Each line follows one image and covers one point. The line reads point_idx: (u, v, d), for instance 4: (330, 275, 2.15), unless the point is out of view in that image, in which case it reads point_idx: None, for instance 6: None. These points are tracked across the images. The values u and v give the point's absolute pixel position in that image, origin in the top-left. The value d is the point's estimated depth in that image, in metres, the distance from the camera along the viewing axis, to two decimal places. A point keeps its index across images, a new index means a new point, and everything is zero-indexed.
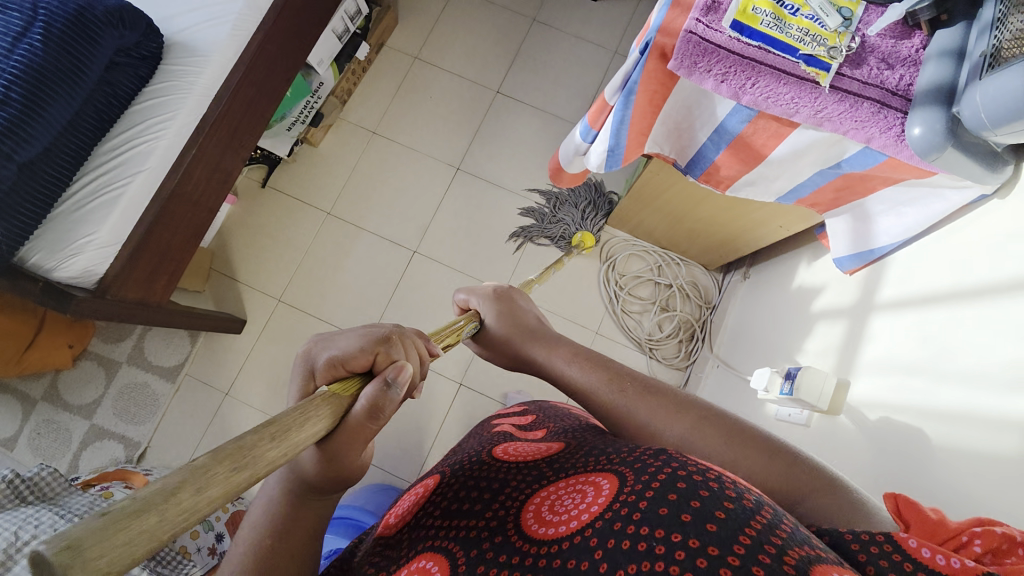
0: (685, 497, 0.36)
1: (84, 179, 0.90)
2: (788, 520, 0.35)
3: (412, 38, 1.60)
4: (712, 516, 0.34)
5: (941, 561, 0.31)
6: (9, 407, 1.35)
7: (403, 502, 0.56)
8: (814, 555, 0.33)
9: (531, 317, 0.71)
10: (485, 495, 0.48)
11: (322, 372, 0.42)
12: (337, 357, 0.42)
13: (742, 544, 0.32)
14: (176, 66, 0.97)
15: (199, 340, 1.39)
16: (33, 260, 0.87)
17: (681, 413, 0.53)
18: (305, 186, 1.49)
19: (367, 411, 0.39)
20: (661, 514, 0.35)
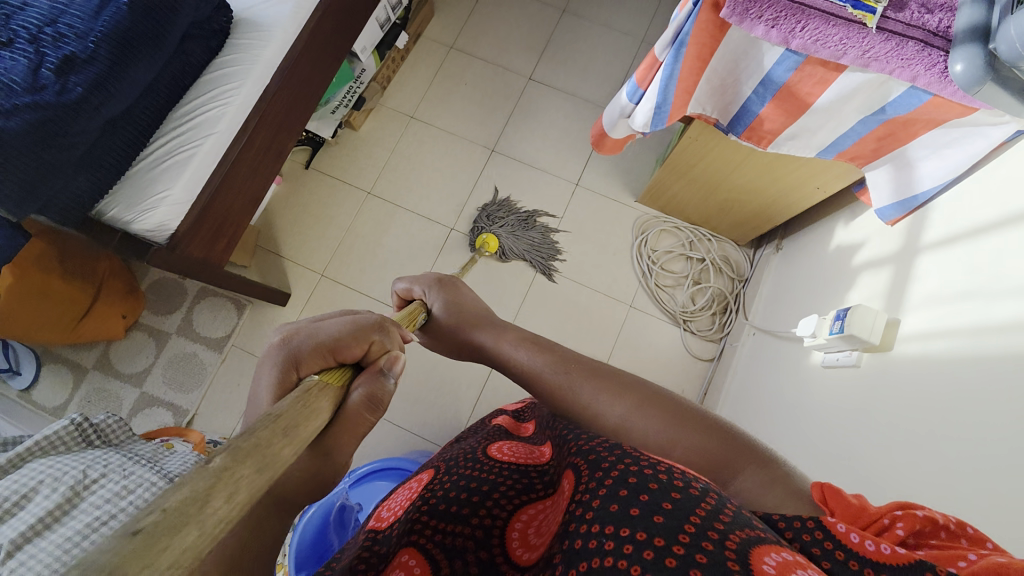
0: (634, 491, 0.39)
1: (160, 140, 0.97)
2: (730, 506, 0.38)
3: (447, 29, 1.68)
4: (658, 508, 0.37)
5: (872, 548, 0.34)
6: (63, 375, 1.41)
7: (396, 500, 0.64)
8: (755, 536, 0.35)
9: (472, 302, 0.79)
10: (474, 500, 0.56)
11: (311, 360, 0.50)
12: (329, 344, 0.50)
13: (686, 531, 0.35)
14: (244, 40, 1.04)
15: (246, 313, 1.45)
16: (111, 213, 0.93)
17: (624, 396, 0.59)
18: (346, 168, 1.56)
19: (363, 400, 0.49)
20: (612, 511, 0.39)
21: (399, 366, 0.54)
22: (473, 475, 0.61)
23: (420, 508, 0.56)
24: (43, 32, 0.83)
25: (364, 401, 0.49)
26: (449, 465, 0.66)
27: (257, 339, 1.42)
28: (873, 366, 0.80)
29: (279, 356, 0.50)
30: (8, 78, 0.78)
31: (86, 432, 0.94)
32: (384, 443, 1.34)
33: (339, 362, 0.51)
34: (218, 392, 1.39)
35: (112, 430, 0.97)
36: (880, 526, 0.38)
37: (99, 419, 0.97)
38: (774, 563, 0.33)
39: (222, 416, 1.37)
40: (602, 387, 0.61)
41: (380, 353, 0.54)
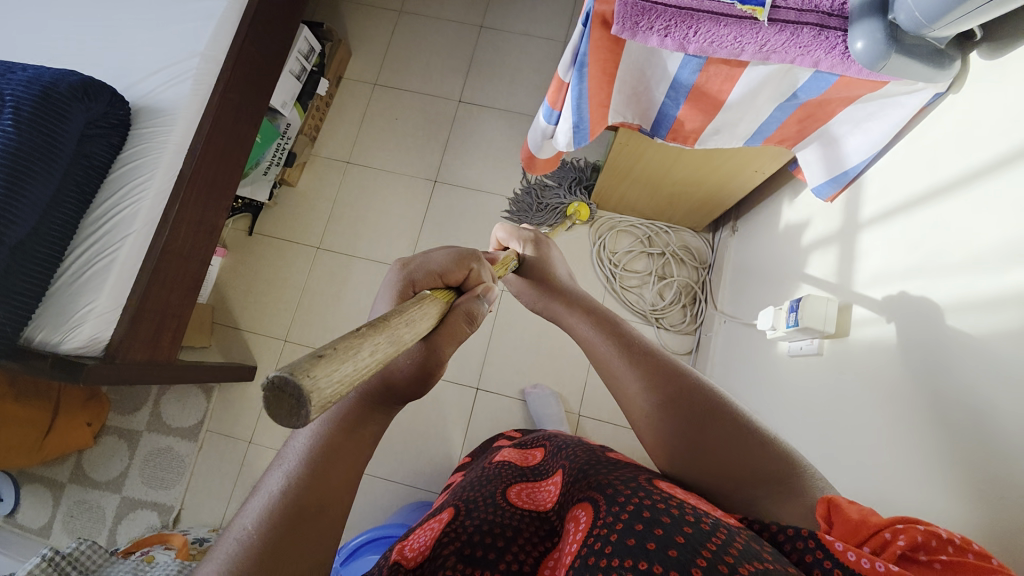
0: (650, 527, 0.41)
1: (77, 251, 0.92)
2: (741, 538, 0.40)
3: (369, 66, 1.65)
4: (673, 543, 0.39)
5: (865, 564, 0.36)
6: (38, 495, 1.37)
7: (419, 537, 0.59)
8: (761, 567, 0.37)
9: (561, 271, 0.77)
10: (502, 543, 0.54)
11: (424, 281, 0.52)
12: (439, 272, 0.52)
13: (702, 561, 0.37)
14: (147, 127, 1.00)
15: (214, 395, 1.41)
16: (38, 338, 0.89)
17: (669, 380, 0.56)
18: (291, 226, 1.52)
19: (464, 316, 0.48)
20: (628, 544, 0.41)
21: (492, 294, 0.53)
22: (499, 513, 0.59)
23: (449, 545, 0.53)
24: None
25: (463, 314, 0.48)
26: (469, 506, 0.62)
27: (231, 420, 1.39)
28: (835, 353, 0.78)
29: (394, 275, 0.53)
30: None
31: (59, 564, 0.88)
32: (378, 501, 1.30)
33: (448, 284, 0.53)
34: (200, 482, 1.35)
35: (86, 556, 0.93)
36: (880, 540, 0.40)
37: (70, 548, 0.92)
38: None
39: (208, 505, 1.33)
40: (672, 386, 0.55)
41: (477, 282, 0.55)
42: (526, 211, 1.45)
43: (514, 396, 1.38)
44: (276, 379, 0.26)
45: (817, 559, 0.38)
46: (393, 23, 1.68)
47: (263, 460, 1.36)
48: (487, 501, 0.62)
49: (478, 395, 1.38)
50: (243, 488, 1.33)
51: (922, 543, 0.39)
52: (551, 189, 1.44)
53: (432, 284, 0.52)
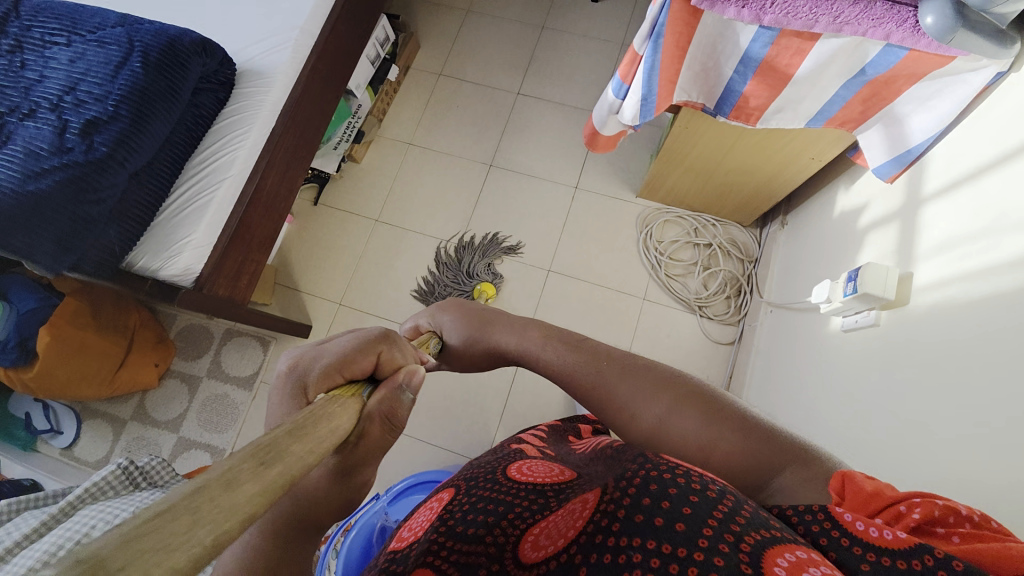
0: (656, 499, 0.39)
1: (180, 190, 1.02)
2: (749, 508, 0.38)
3: (435, 58, 1.76)
4: (679, 516, 0.37)
5: (872, 533, 0.33)
6: (102, 429, 1.46)
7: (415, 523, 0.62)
8: (770, 537, 0.35)
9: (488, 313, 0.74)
10: (490, 519, 0.53)
11: (318, 382, 0.43)
12: (341, 363, 0.44)
13: (706, 537, 0.35)
14: (248, 88, 1.11)
15: (270, 350, 1.49)
16: (139, 263, 0.98)
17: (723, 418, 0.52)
18: (353, 199, 1.62)
19: (383, 418, 0.42)
20: (637, 521, 0.38)
21: (419, 378, 0.47)
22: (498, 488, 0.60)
23: (438, 528, 0.53)
24: (67, 102, 0.91)
25: (381, 414, 0.42)
26: (469, 485, 0.64)
27: None
28: (894, 322, 0.80)
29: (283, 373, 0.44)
30: (40, 147, 0.86)
31: (132, 474, 0.95)
32: (416, 461, 1.35)
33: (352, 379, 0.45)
34: (250, 429, 1.42)
35: (156, 471, 1.00)
36: (894, 513, 0.35)
37: (143, 461, 0.99)
38: (791, 563, 0.32)
39: None
40: (637, 385, 0.58)
41: (391, 366, 0.47)
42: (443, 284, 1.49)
43: None
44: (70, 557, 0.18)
45: (826, 531, 0.35)
46: (460, 21, 1.80)
47: None
48: (488, 478, 0.64)
49: (519, 368, 1.41)
50: None
51: (940, 519, 0.34)
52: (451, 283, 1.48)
53: (332, 384, 0.43)
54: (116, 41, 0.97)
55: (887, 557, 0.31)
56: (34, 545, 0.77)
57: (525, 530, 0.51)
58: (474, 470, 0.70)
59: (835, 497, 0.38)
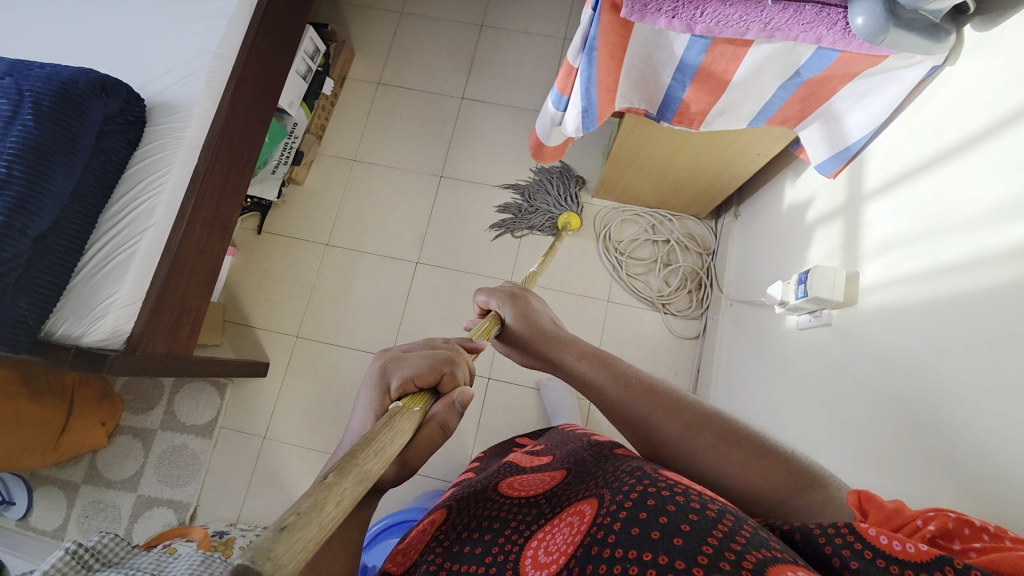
0: (655, 515, 0.41)
1: (97, 245, 0.94)
2: (747, 526, 0.40)
3: (372, 66, 1.68)
4: (677, 532, 0.39)
5: (898, 547, 0.36)
6: (51, 498, 1.36)
7: (408, 540, 0.56)
8: (771, 557, 0.37)
9: (544, 317, 0.74)
10: (488, 536, 0.51)
11: (396, 390, 0.48)
12: (410, 376, 0.48)
13: (704, 554, 0.37)
14: (162, 124, 1.02)
15: (227, 392, 1.42)
16: (60, 331, 0.90)
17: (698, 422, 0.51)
18: (299, 224, 1.54)
19: (436, 427, 0.47)
20: (632, 534, 0.40)
21: (469, 398, 0.49)
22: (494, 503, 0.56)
23: (435, 549, 0.52)
24: None
25: (436, 428, 0.46)
26: (461, 504, 0.58)
27: (244, 416, 1.39)
28: (844, 322, 0.81)
29: (372, 374, 0.49)
30: None
31: (81, 556, 0.88)
32: (393, 491, 1.32)
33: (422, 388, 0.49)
34: (215, 479, 1.36)
35: (109, 549, 0.93)
36: (912, 528, 0.40)
37: (92, 542, 0.92)
38: None
39: (224, 501, 1.34)
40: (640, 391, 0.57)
41: (452, 385, 0.50)
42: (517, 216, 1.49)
43: (525, 385, 1.39)
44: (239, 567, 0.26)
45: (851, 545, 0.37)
46: (394, 24, 1.71)
47: (278, 456, 1.37)
48: (478, 492, 0.60)
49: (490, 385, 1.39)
50: (258, 483, 1.34)
51: (954, 532, 0.39)
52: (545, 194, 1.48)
53: (405, 392, 0.48)
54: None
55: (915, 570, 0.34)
56: None
57: (523, 545, 0.49)
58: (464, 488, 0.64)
59: (858, 514, 0.42)
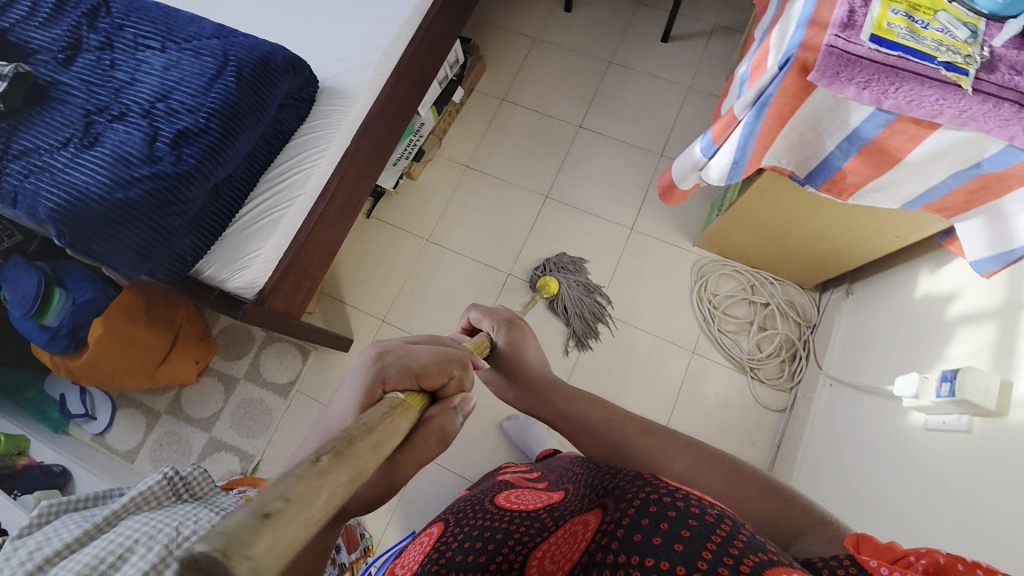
0: (656, 521, 0.45)
1: (253, 202, 1.03)
2: (744, 533, 0.44)
3: (498, 84, 1.77)
4: (677, 538, 0.43)
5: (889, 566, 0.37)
6: (135, 419, 1.47)
7: (409, 555, 0.65)
8: (766, 558, 0.41)
9: (526, 347, 0.84)
10: (491, 547, 0.58)
11: (395, 379, 0.50)
12: (415, 370, 0.51)
13: (705, 558, 0.41)
14: (327, 105, 1.12)
15: (311, 358, 1.51)
16: (207, 273, 0.99)
17: (679, 451, 0.63)
18: (406, 216, 1.62)
19: (438, 432, 0.50)
20: (637, 540, 0.44)
21: (470, 406, 0.54)
22: (489, 518, 0.64)
23: (435, 563, 0.58)
24: (160, 112, 0.92)
25: (435, 433, 0.50)
26: (457, 517, 0.69)
27: (322, 384, 1.48)
28: (989, 433, 0.75)
29: (367, 366, 0.51)
30: (131, 155, 0.86)
31: (176, 485, 0.97)
32: (443, 493, 1.33)
33: (423, 388, 0.52)
34: (283, 437, 1.44)
35: (198, 482, 1.00)
36: (905, 560, 0.38)
37: (186, 472, 1.00)
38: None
39: (285, 460, 1.41)
40: (656, 447, 0.64)
41: (455, 389, 0.54)
42: (574, 279, 1.46)
43: None
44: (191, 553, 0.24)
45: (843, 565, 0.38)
46: (527, 48, 1.80)
47: None
48: (475, 509, 0.69)
49: None
50: None
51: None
52: (581, 296, 1.43)
53: (405, 384, 0.50)
54: (210, 53, 0.98)
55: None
56: (77, 554, 0.79)
57: (528, 552, 0.55)
58: (460, 505, 0.74)
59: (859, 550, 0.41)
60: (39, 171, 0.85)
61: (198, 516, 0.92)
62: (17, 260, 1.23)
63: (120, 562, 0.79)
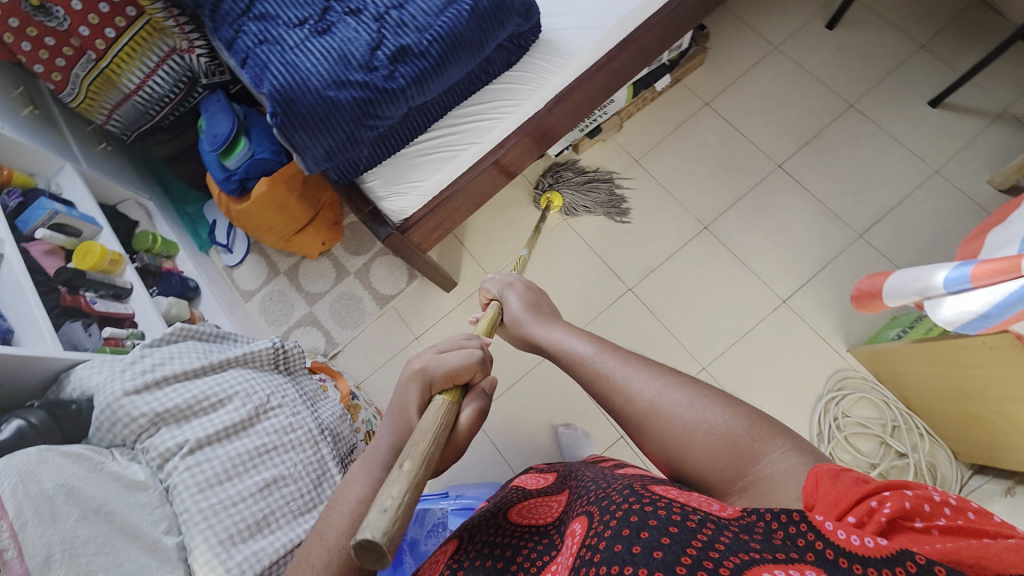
0: (636, 531, 0.42)
1: (433, 132, 1.03)
2: (728, 534, 0.40)
3: (710, 84, 1.59)
4: (657, 546, 0.40)
5: (854, 540, 0.36)
6: (259, 266, 1.64)
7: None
8: (748, 558, 0.37)
9: (529, 308, 0.80)
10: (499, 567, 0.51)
11: (439, 381, 0.57)
12: (450, 372, 0.58)
13: (685, 562, 0.38)
14: (538, 60, 1.06)
15: (415, 283, 1.56)
16: (368, 184, 1.02)
17: (713, 400, 0.54)
18: (554, 187, 1.57)
19: (476, 413, 0.58)
20: (615, 550, 0.41)
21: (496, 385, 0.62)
22: (502, 536, 0.55)
23: None
24: (390, 20, 0.90)
25: (476, 414, 0.58)
26: (470, 531, 0.58)
27: (415, 310, 1.54)
28: None
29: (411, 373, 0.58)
30: (352, 56, 0.87)
31: (278, 356, 1.06)
32: (482, 460, 1.37)
33: (457, 383, 0.58)
34: (365, 340, 1.53)
35: (296, 359, 1.09)
36: (866, 509, 0.40)
37: (290, 345, 1.09)
38: None
39: (361, 361, 1.52)
40: (684, 388, 0.56)
41: (483, 379, 0.61)
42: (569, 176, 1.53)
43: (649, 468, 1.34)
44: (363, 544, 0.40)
45: (810, 542, 0.37)
46: (760, 56, 1.59)
47: None
48: (488, 518, 0.58)
49: (619, 442, 1.36)
50: (390, 368, 1.50)
51: (913, 510, 0.40)
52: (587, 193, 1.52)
53: (445, 385, 0.58)
54: None
55: (870, 565, 0.35)
56: (190, 383, 0.91)
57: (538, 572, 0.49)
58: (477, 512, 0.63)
59: (810, 501, 0.42)
60: (272, 42, 0.88)
61: (286, 391, 1.01)
62: (220, 96, 1.37)
63: (218, 407, 0.91)
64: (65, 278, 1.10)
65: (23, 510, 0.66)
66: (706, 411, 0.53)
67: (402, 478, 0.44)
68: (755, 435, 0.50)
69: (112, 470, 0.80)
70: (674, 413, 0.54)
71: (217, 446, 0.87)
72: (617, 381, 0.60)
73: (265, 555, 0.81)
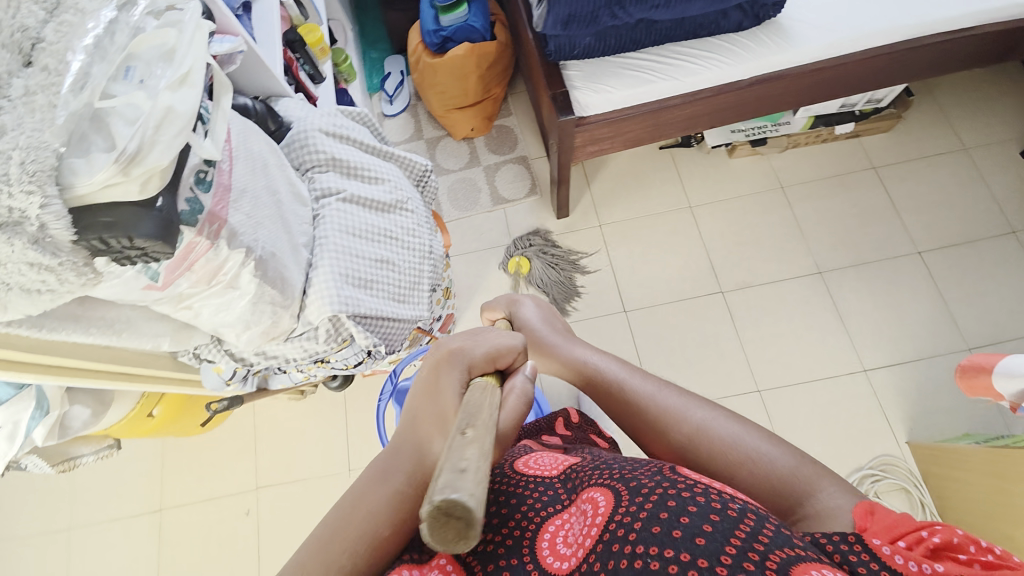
0: (677, 512, 0.41)
1: (644, 55, 1.12)
2: (771, 526, 0.40)
3: (886, 152, 1.59)
4: (700, 533, 0.39)
5: (912, 567, 0.36)
6: (407, 125, 1.78)
7: None
8: (794, 554, 0.37)
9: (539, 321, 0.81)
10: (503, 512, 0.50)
11: (479, 362, 0.57)
12: (490, 353, 0.58)
13: (730, 554, 0.37)
14: (765, 36, 1.13)
15: (531, 199, 1.64)
16: (569, 73, 1.12)
17: (773, 437, 0.53)
18: (696, 175, 1.62)
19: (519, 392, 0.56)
20: (654, 531, 0.40)
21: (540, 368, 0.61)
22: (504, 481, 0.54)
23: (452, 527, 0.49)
24: None
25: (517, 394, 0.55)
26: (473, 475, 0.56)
27: (521, 220, 1.62)
28: None
29: (442, 365, 0.56)
30: None
31: (422, 178, 1.16)
32: None
33: (498, 367, 0.59)
34: (467, 226, 1.64)
35: (431, 192, 1.20)
36: (918, 536, 0.38)
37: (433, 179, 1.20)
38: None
39: (455, 239, 1.62)
40: (736, 419, 0.55)
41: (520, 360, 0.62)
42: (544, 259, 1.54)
43: None
44: (436, 509, 0.30)
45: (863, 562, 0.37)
46: (945, 149, 1.59)
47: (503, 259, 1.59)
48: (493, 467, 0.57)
49: None
50: (478, 258, 1.60)
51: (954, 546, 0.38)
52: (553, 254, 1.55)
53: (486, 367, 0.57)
54: None
55: None
56: (362, 154, 1.03)
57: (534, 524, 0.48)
58: None
59: (860, 522, 0.41)
60: None
61: (419, 206, 1.11)
62: None
63: (373, 182, 1.02)
64: (291, 38, 1.25)
65: (241, 152, 0.76)
66: (749, 440, 0.53)
67: (472, 439, 0.37)
68: (803, 471, 0.50)
69: (291, 174, 0.90)
70: (718, 439, 0.54)
71: (362, 209, 0.98)
72: (656, 403, 0.60)
73: (363, 304, 0.91)
